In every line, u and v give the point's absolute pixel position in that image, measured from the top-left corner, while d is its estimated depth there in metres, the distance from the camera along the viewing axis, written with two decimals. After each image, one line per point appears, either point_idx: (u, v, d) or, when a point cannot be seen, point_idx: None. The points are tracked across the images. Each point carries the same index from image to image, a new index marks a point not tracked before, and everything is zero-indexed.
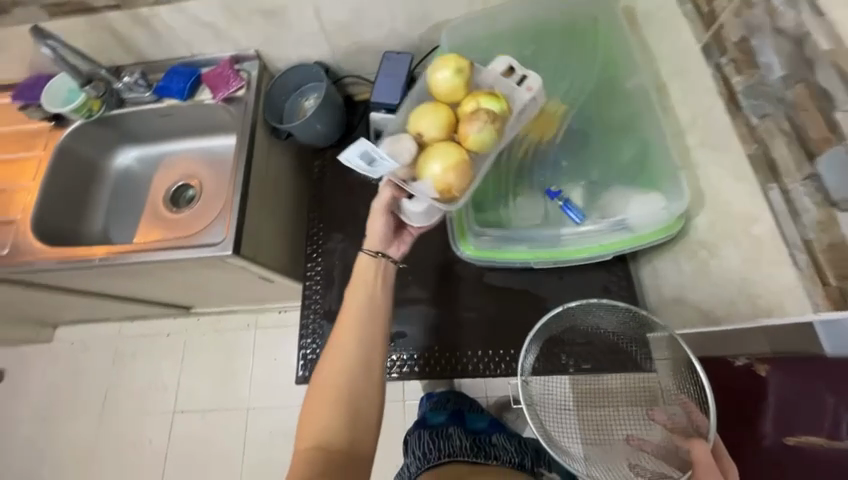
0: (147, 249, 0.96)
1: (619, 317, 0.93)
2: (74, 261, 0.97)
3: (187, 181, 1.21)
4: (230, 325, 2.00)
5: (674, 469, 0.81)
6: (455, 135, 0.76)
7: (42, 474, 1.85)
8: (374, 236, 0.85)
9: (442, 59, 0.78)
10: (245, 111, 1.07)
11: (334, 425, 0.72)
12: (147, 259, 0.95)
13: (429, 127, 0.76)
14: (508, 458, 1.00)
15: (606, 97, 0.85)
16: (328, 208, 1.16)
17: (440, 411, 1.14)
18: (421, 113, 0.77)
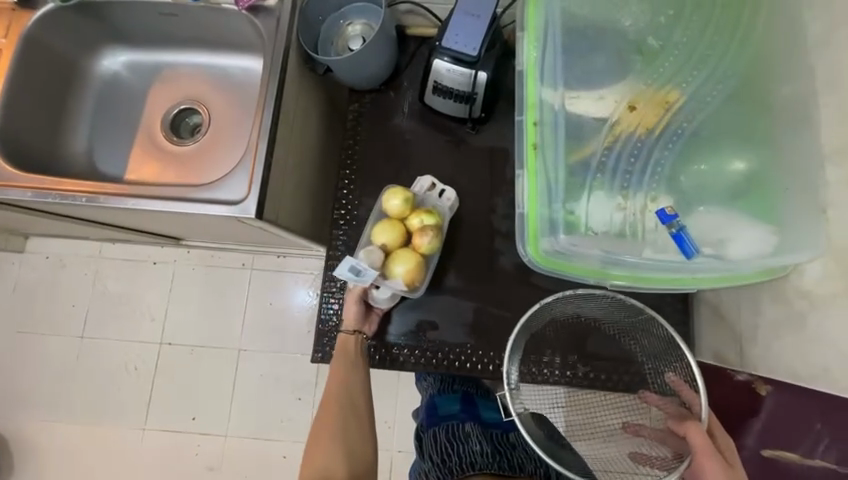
0: (146, 193, 0.79)
1: (604, 306, 0.89)
2: (55, 195, 0.79)
3: (192, 106, 0.99)
4: (224, 262, 1.87)
5: (675, 454, 0.78)
6: (408, 242, 0.91)
7: (19, 385, 1.80)
8: (351, 320, 0.91)
9: (391, 187, 0.90)
10: (277, 29, 0.83)
11: (330, 463, 0.79)
12: (145, 207, 0.78)
13: (388, 240, 0.89)
14: (533, 468, 0.89)
15: (744, 97, 0.68)
16: (362, 167, 1.00)
17: (453, 398, 1.05)
18: (379, 228, 0.90)
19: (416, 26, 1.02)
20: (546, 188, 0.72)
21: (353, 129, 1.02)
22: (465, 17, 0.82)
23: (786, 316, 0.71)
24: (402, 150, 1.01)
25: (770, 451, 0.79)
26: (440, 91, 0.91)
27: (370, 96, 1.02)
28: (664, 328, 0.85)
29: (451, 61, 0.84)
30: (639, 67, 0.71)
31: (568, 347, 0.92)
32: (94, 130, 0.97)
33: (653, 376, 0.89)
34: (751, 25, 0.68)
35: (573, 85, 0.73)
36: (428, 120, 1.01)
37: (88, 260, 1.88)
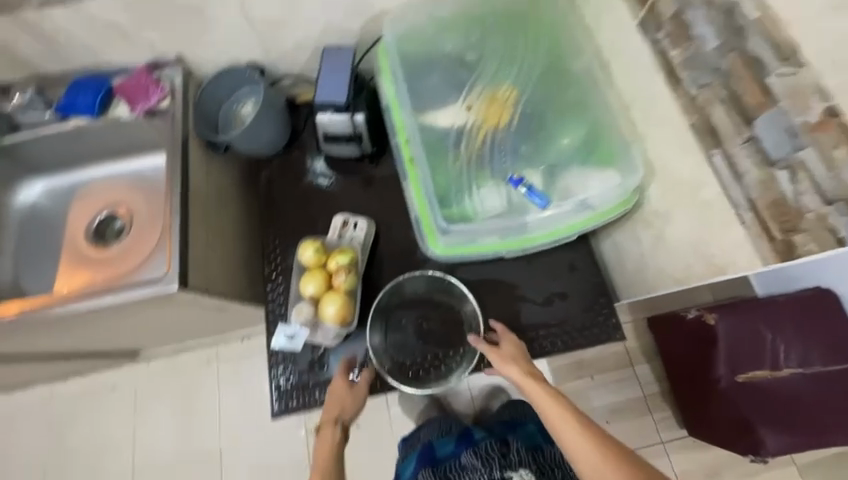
0: (78, 296, 0.85)
1: (416, 281, 0.98)
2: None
3: (112, 212, 1.06)
4: (187, 362, 1.81)
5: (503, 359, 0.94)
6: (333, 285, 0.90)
7: None
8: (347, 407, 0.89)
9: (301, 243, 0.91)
10: (172, 126, 0.95)
11: None
12: (78, 307, 0.84)
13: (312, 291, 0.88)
14: None
15: (555, 79, 0.87)
16: (283, 223, 1.10)
17: (409, 460, 1.01)
18: (302, 282, 0.89)
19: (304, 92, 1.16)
20: (426, 188, 0.84)
21: (267, 191, 1.12)
22: (330, 74, 0.96)
23: (655, 235, 0.83)
24: (316, 199, 1.11)
25: (744, 375, 1.09)
26: (330, 139, 1.04)
27: (277, 161, 1.13)
28: (461, 289, 0.97)
29: (330, 112, 0.98)
30: (469, 77, 0.88)
31: (409, 333, 0.98)
32: (21, 257, 1.02)
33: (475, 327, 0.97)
34: (541, 29, 0.89)
35: (425, 104, 0.89)
36: (332, 166, 1.13)
37: (42, 404, 1.77)
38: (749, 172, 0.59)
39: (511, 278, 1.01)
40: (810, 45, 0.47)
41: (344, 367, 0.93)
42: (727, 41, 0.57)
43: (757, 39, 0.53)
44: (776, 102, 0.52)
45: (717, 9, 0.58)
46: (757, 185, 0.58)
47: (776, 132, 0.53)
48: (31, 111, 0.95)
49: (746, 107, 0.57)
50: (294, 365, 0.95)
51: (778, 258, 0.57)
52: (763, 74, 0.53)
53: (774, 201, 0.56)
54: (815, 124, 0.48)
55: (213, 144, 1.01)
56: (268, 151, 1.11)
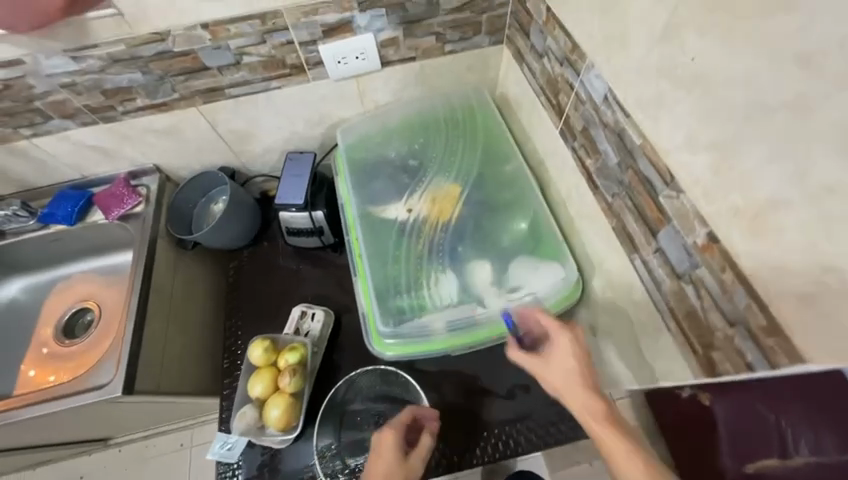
0: (30, 401, 0.87)
1: (370, 377, 0.95)
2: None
3: (83, 305, 1.10)
4: (157, 451, 1.69)
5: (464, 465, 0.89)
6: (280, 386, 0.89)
7: None
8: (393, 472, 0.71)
9: (253, 340, 0.92)
10: (144, 228, 1.02)
11: None
12: (33, 412, 0.86)
13: (257, 393, 0.87)
14: None
15: (493, 178, 0.94)
16: (246, 313, 1.11)
17: None
18: (250, 382, 0.88)
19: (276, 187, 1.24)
20: (371, 286, 0.86)
21: (235, 281, 1.16)
22: (292, 177, 1.05)
23: (604, 327, 0.81)
24: (280, 287, 1.14)
25: None
26: (294, 232, 1.10)
27: (246, 251, 1.18)
28: (415, 385, 0.93)
29: (291, 210, 1.04)
30: (413, 180, 0.95)
31: (362, 435, 0.92)
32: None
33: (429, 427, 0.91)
34: (477, 134, 0.99)
35: (372, 204, 0.94)
36: (298, 255, 1.17)
37: None
38: (665, 280, 0.59)
39: (471, 369, 0.97)
40: (683, 175, 0.50)
41: (401, 423, 0.78)
42: (624, 159, 0.62)
43: (646, 163, 0.57)
44: (670, 220, 0.55)
45: (613, 131, 0.63)
46: (672, 294, 0.58)
47: (677, 249, 0.55)
48: (12, 221, 1.01)
49: (649, 220, 0.59)
50: (240, 470, 0.90)
51: (705, 371, 0.55)
52: (656, 193, 0.56)
53: (689, 312, 0.55)
54: (701, 246, 0.50)
55: (181, 243, 1.07)
56: (237, 243, 1.16)
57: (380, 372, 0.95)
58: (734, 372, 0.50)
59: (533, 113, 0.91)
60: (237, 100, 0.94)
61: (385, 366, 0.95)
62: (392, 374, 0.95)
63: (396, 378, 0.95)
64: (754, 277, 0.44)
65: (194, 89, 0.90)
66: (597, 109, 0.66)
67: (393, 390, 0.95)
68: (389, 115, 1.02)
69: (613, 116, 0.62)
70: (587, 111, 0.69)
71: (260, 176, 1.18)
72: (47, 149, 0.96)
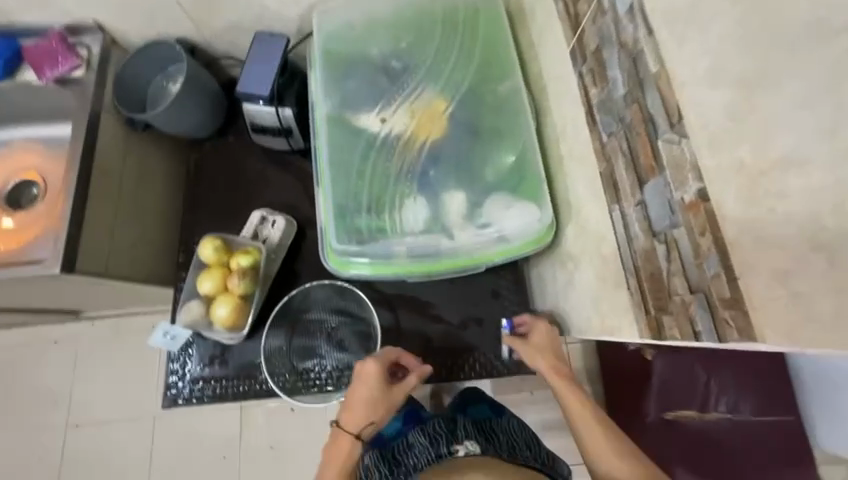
0: None
1: (324, 291, 0.94)
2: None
3: (27, 177, 1.01)
4: None
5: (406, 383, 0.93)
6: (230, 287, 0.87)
7: None
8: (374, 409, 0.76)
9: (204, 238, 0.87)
10: (86, 98, 0.89)
11: None
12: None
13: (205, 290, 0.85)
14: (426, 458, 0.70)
15: (484, 98, 0.83)
16: (206, 211, 1.05)
17: None
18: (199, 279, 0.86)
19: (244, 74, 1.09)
20: (331, 200, 0.79)
21: (196, 175, 1.07)
22: (258, 63, 0.91)
23: (566, 277, 0.79)
24: (244, 189, 1.06)
25: (672, 413, 0.96)
26: (260, 129, 0.99)
27: (208, 143, 1.08)
28: (369, 306, 0.93)
29: (257, 102, 0.92)
30: (394, 86, 0.82)
31: (313, 344, 0.94)
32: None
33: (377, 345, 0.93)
34: (476, 42, 0.84)
35: (343, 109, 0.82)
36: (264, 156, 1.07)
37: None
38: (638, 237, 0.54)
39: (428, 298, 0.97)
40: (690, 115, 0.42)
41: (385, 360, 0.80)
42: (632, 91, 0.53)
43: (654, 97, 0.48)
44: (662, 169, 0.48)
45: (628, 54, 0.53)
46: (642, 253, 0.54)
47: (660, 203, 0.49)
48: None
49: (640, 168, 0.53)
50: (190, 359, 0.92)
51: (652, 333, 0.54)
52: (656, 135, 0.49)
53: (652, 274, 0.51)
54: (688, 204, 0.44)
55: (129, 122, 0.95)
56: (198, 133, 1.05)
57: (336, 288, 0.94)
58: (680, 338, 0.48)
59: (545, 25, 0.77)
60: None
61: (343, 283, 0.94)
62: (349, 292, 0.94)
63: (353, 296, 0.95)
64: (730, 246, 0.39)
65: None
66: (616, 24, 0.54)
67: (347, 307, 0.95)
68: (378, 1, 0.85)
69: (633, 33, 0.51)
70: (605, 25, 0.57)
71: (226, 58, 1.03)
72: None
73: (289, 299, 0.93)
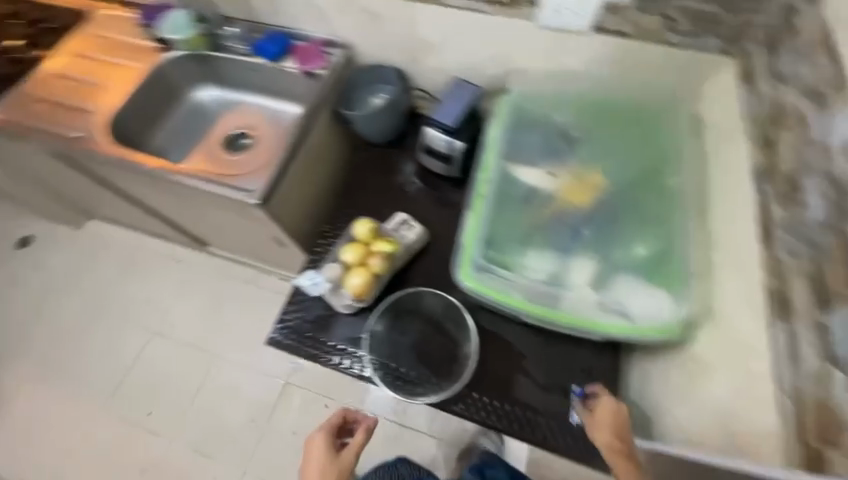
0: (195, 177, 1.10)
1: (435, 301, 1.03)
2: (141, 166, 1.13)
3: (244, 131, 1.32)
4: (234, 272, 2.07)
5: (475, 418, 0.93)
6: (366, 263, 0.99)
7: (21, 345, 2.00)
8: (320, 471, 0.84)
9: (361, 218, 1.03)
10: (319, 90, 1.16)
11: None
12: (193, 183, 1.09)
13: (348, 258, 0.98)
14: None
15: (647, 187, 0.90)
16: (355, 199, 1.23)
17: None
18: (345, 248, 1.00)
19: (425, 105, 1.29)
20: (481, 223, 0.90)
21: (356, 169, 1.27)
22: (452, 101, 1.09)
23: (688, 377, 0.77)
24: (390, 192, 1.22)
25: None
26: (428, 150, 1.15)
27: (377, 149, 1.28)
28: (471, 330, 0.99)
29: (438, 129, 1.10)
30: (568, 153, 0.95)
31: (406, 343, 1.02)
32: (176, 135, 1.33)
33: (464, 370, 0.97)
34: (653, 141, 0.94)
35: (517, 157, 0.96)
36: (417, 172, 1.24)
37: (131, 246, 2.18)
38: (809, 360, 0.59)
39: (523, 348, 0.97)
40: None
41: (331, 427, 0.90)
42: (835, 222, 0.58)
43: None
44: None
45: (837, 187, 0.58)
46: (814, 375, 0.58)
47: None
48: (233, 39, 1.22)
49: (827, 292, 0.57)
50: (303, 312, 1.04)
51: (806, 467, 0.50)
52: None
53: (821, 400, 0.57)
54: None
55: (337, 115, 1.21)
56: (376, 139, 1.25)
57: (449, 304, 1.01)
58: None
59: (725, 147, 0.85)
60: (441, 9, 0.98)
61: (456, 302, 1.01)
62: (459, 313, 1.01)
63: (460, 317, 1.01)
64: None
65: None
66: (829, 157, 0.59)
67: (450, 325, 1.02)
68: (575, 82, 0.99)
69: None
70: (813, 154, 0.63)
71: (419, 90, 1.24)
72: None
73: (405, 295, 1.03)
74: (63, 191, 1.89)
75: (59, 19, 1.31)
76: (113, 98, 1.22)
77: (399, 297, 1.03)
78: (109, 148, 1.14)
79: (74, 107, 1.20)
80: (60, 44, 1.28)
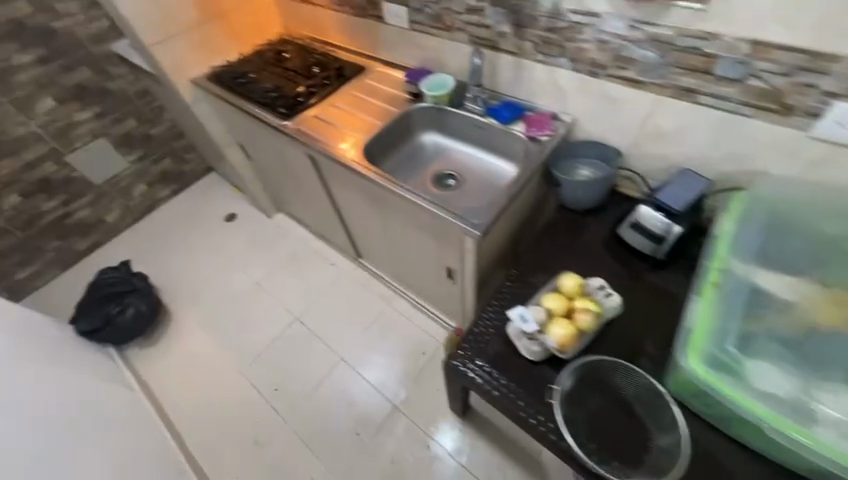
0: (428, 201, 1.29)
1: (635, 383, 0.97)
2: (384, 183, 1.36)
3: (453, 173, 1.54)
4: (374, 288, 2.28)
5: None
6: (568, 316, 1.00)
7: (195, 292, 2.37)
8: None
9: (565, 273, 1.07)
10: (540, 154, 1.30)
11: None
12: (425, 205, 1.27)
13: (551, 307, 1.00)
14: None
15: None
16: (545, 254, 1.28)
17: None
18: (546, 297, 1.03)
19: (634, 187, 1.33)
20: (717, 315, 0.89)
21: (549, 227, 1.35)
22: (678, 187, 1.10)
23: None
24: (582, 257, 1.25)
25: None
26: (635, 225, 1.17)
27: (573, 214, 1.36)
28: (680, 433, 0.89)
29: (654, 209, 1.13)
30: (818, 276, 0.93)
31: (592, 414, 0.97)
32: (399, 166, 1.59)
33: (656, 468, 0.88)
34: None
35: (756, 264, 0.97)
36: (610, 245, 1.27)
37: (299, 241, 2.57)
38: None
39: (727, 463, 0.86)
40: None
41: None
42: None
43: None
44: None
45: None
46: None
47: None
48: (475, 101, 1.46)
49: None
50: (484, 346, 1.10)
51: None
52: None
53: None
54: None
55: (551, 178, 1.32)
56: (576, 205, 1.33)
57: (654, 390, 0.96)
58: None
59: None
60: (697, 108, 1.04)
61: (661, 391, 0.95)
62: (663, 404, 0.94)
63: (660, 410, 0.94)
64: None
65: (676, 84, 1.04)
66: None
67: (646, 413, 0.96)
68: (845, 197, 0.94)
69: None
70: None
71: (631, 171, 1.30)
72: (531, 73, 1.31)
73: (606, 362, 1.00)
74: (276, 186, 2.37)
75: (348, 69, 1.76)
76: (370, 129, 1.53)
77: (600, 361, 1.00)
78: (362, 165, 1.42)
79: (340, 130, 1.54)
80: (342, 85, 1.70)
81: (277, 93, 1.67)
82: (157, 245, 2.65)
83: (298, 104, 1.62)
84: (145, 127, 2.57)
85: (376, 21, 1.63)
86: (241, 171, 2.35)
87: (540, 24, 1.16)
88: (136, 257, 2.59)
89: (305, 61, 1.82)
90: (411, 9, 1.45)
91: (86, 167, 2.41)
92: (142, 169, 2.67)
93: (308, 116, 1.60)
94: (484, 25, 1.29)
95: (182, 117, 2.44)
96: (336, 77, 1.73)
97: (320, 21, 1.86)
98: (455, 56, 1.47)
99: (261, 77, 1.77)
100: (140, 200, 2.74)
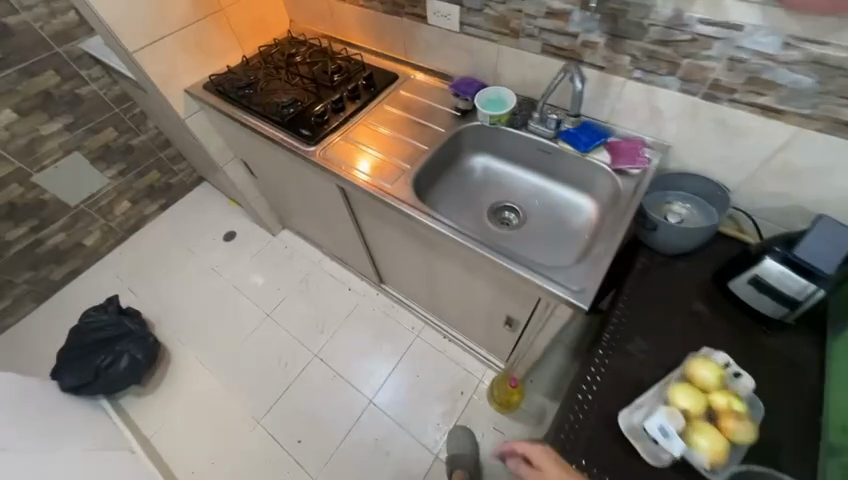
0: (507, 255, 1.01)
1: None
2: (444, 228, 1.09)
3: (514, 207, 1.30)
4: (401, 317, 2.05)
5: None
6: (710, 418, 0.78)
7: (195, 327, 2.08)
8: None
9: (697, 357, 0.84)
10: (636, 190, 1.06)
11: None
12: (501, 260, 1.01)
13: (687, 406, 0.78)
14: None
15: None
16: (640, 311, 1.07)
17: None
18: (674, 390, 0.80)
19: (740, 227, 1.12)
20: None
21: (637, 276, 1.14)
22: (822, 240, 0.87)
23: None
24: (682, 313, 1.06)
25: None
26: (763, 288, 0.95)
27: (661, 257, 1.15)
28: None
29: (778, 260, 0.90)
30: None
31: None
32: (446, 197, 1.33)
33: None
34: None
35: None
36: (709, 300, 1.07)
37: (309, 262, 2.29)
38: None
39: None
40: None
41: None
42: None
43: None
44: None
45: None
46: None
47: None
48: (542, 122, 1.22)
49: None
50: (588, 441, 0.87)
51: None
52: None
53: None
54: None
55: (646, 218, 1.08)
56: (673, 251, 1.13)
57: None
58: None
59: None
60: None
61: None
62: None
63: None
64: None
65: (833, 115, 0.83)
66: None
67: None
68: None
69: None
70: None
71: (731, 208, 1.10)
72: (622, 92, 1.08)
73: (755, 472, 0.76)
74: (285, 204, 2.07)
75: (378, 78, 1.49)
76: (414, 157, 1.27)
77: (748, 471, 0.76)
78: (411, 202, 1.15)
79: (378, 157, 1.27)
80: (373, 98, 1.43)
81: (295, 109, 1.39)
82: (146, 270, 2.33)
83: (322, 123, 1.34)
84: (126, 136, 2.22)
85: (414, 21, 1.36)
86: (242, 188, 2.05)
87: (650, 34, 0.93)
88: (122, 285, 2.27)
89: (324, 67, 1.53)
90: (466, 9, 1.19)
91: (57, 186, 2.06)
92: (125, 184, 2.33)
93: (336, 139, 1.32)
94: (566, 32, 1.05)
95: (170, 125, 2.11)
96: (363, 88, 1.45)
97: (340, 18, 1.58)
98: (517, 66, 1.23)
99: (272, 88, 1.49)
100: (123, 218, 2.40)
